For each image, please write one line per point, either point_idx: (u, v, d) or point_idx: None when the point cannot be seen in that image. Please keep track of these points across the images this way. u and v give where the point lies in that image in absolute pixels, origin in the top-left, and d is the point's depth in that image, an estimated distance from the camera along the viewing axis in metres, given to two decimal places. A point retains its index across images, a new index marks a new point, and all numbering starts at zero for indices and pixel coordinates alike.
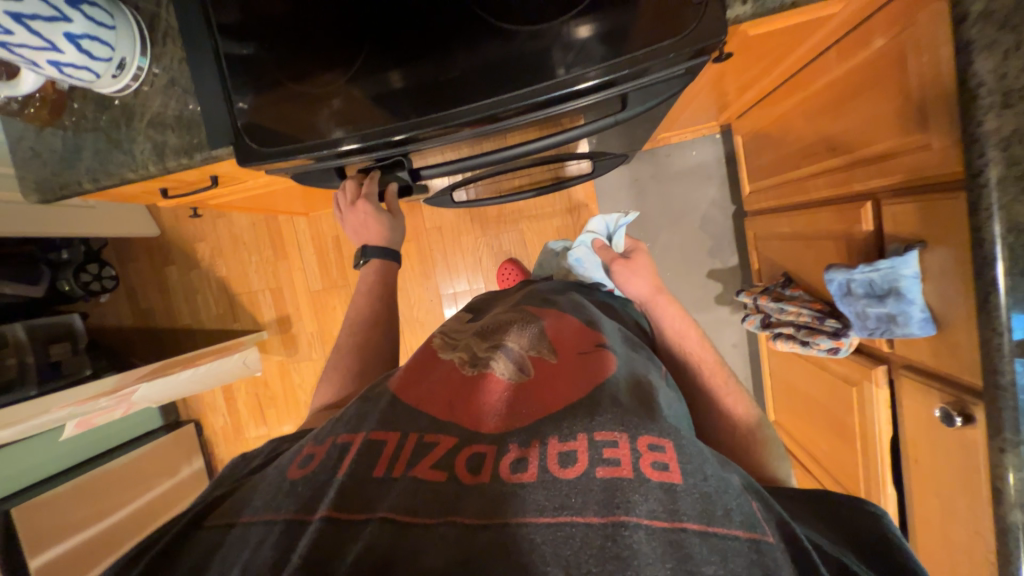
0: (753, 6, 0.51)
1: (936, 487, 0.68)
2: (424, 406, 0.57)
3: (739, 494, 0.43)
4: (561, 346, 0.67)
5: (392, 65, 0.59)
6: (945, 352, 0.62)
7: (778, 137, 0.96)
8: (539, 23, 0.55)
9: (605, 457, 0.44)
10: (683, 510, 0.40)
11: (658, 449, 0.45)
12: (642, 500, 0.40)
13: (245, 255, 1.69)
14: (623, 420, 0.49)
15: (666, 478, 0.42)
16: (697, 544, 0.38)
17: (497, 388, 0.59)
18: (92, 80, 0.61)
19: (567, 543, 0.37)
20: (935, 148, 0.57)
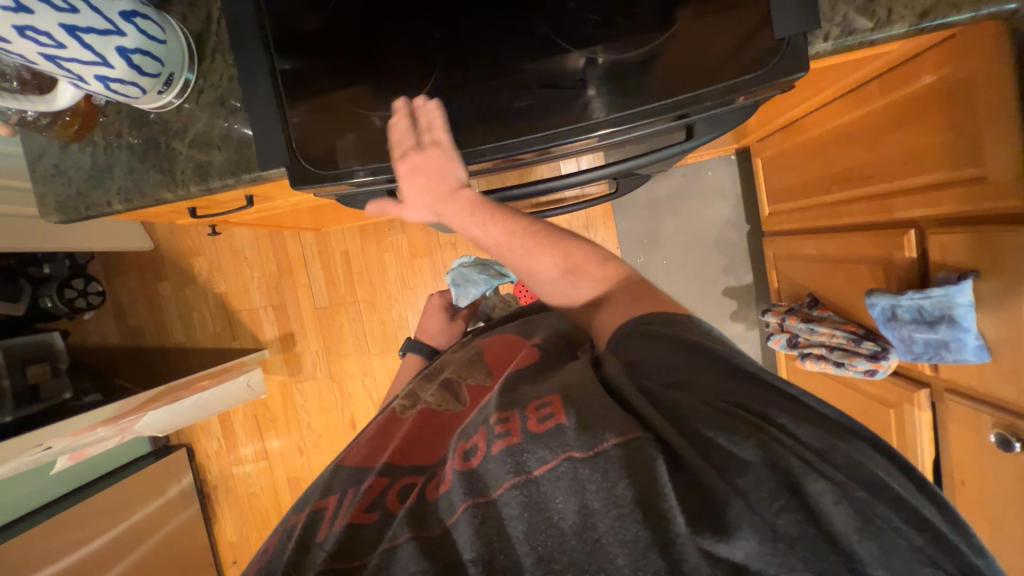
0: (835, 44, 0.52)
1: (984, 508, 0.70)
2: (363, 461, 0.61)
3: (612, 411, 0.46)
4: (496, 367, 0.75)
5: (463, 91, 0.58)
6: (998, 380, 0.63)
7: (805, 162, 0.99)
8: (622, 55, 0.55)
9: (499, 432, 0.48)
10: (568, 443, 0.43)
11: (545, 404, 0.49)
12: (532, 454, 0.44)
13: (246, 270, 1.62)
14: (517, 398, 0.52)
15: (551, 425, 0.46)
16: (581, 468, 0.41)
17: (432, 419, 0.66)
18: (137, 95, 0.57)
19: (471, 524, 0.42)
20: (991, 181, 0.60)
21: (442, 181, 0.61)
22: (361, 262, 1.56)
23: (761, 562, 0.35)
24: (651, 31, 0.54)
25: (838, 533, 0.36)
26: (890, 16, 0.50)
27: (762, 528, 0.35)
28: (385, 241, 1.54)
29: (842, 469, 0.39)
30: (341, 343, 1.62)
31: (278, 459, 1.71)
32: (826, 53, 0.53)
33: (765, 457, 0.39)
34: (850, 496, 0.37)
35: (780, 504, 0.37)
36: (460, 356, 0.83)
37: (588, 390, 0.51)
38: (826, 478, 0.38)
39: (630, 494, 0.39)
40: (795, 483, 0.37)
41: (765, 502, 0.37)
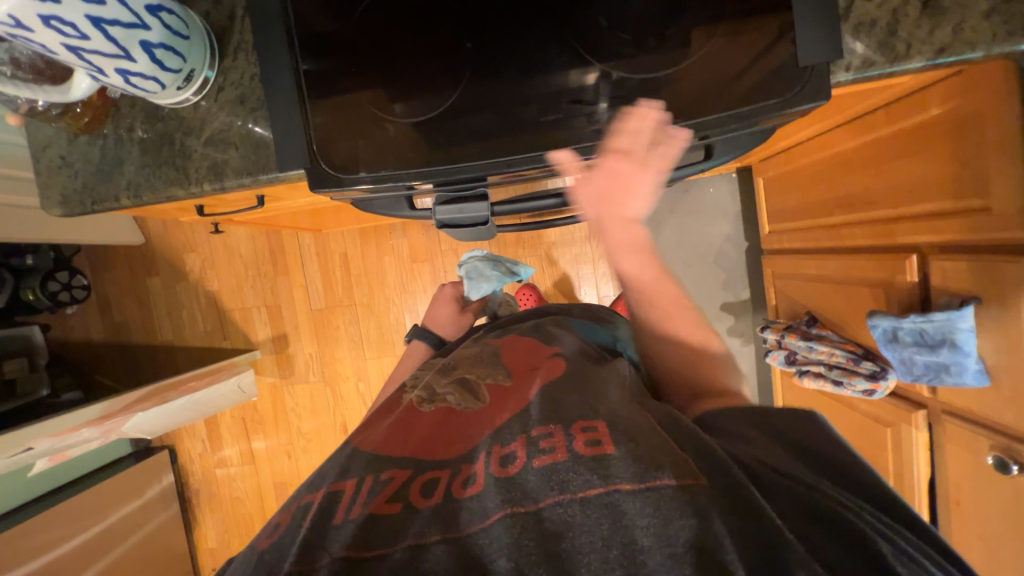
0: (856, 74, 0.53)
1: (979, 529, 0.71)
2: (382, 448, 0.65)
3: (664, 447, 0.52)
4: (516, 370, 0.78)
5: (490, 101, 0.58)
6: (996, 404, 0.65)
7: (808, 185, 1.01)
8: (649, 74, 0.56)
9: (542, 449, 0.55)
10: (618, 474, 0.48)
11: (591, 428, 0.56)
12: (577, 476, 0.50)
13: (241, 269, 1.59)
14: (560, 417, 0.59)
15: (599, 452, 0.52)
16: (631, 500, 0.46)
17: (453, 415, 0.71)
18: (157, 90, 0.56)
19: (508, 531, 0.46)
20: (996, 212, 0.62)
21: (621, 197, 0.66)
22: (360, 264, 1.55)
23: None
24: (678, 52, 0.55)
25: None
26: (909, 50, 0.52)
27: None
28: (386, 244, 1.53)
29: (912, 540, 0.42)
30: (336, 346, 1.59)
31: (266, 463, 1.66)
32: (846, 83, 0.55)
33: (834, 521, 0.42)
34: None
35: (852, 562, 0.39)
36: (476, 355, 0.86)
37: (632, 422, 0.56)
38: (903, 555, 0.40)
39: (687, 535, 0.42)
40: (868, 544, 0.40)
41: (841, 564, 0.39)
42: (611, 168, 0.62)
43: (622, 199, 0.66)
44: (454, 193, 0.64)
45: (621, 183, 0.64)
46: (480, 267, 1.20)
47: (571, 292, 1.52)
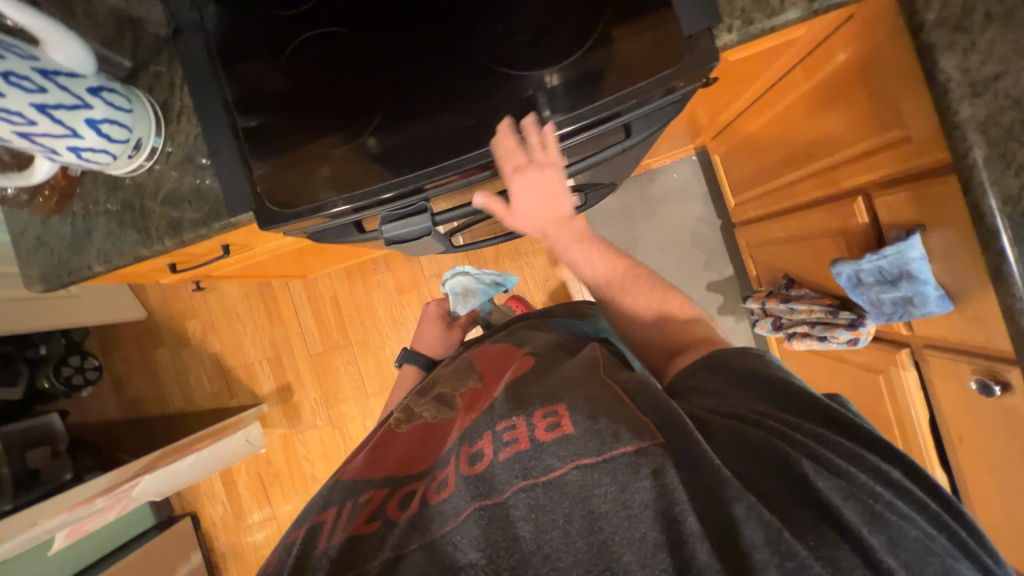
0: (739, 35, 0.56)
1: (986, 463, 0.68)
2: (359, 473, 0.66)
3: (623, 417, 0.53)
4: (487, 373, 0.81)
5: (403, 120, 0.61)
6: (966, 327, 0.65)
7: (756, 153, 1.04)
8: (547, 67, 0.59)
9: (506, 441, 0.55)
10: (577, 452, 0.49)
11: (550, 413, 0.56)
12: (539, 461, 0.50)
13: (239, 326, 1.64)
14: (522, 408, 0.59)
15: (559, 434, 0.52)
16: (588, 473, 0.47)
17: (430, 429, 0.73)
18: (111, 161, 0.62)
19: (477, 523, 0.47)
20: (915, 139, 0.63)
21: (552, 200, 0.71)
22: (351, 303, 1.59)
23: (772, 555, 0.39)
24: (575, 43, 0.58)
25: (852, 524, 0.41)
26: (783, 4, 0.56)
27: (770, 523, 0.41)
28: (371, 281, 1.58)
29: (860, 473, 0.46)
30: (338, 388, 1.61)
31: (286, 517, 1.66)
32: (733, 46, 0.58)
33: (784, 463, 0.46)
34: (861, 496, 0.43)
35: (796, 500, 0.44)
36: (452, 372, 0.89)
37: (597, 405, 0.55)
38: (834, 479, 0.45)
39: (642, 496, 0.45)
40: (806, 480, 0.45)
41: (779, 499, 0.44)
42: (524, 183, 0.65)
43: (552, 202, 0.71)
44: (396, 212, 0.67)
45: (545, 191, 0.69)
46: (459, 285, 1.24)
47: (559, 298, 1.54)
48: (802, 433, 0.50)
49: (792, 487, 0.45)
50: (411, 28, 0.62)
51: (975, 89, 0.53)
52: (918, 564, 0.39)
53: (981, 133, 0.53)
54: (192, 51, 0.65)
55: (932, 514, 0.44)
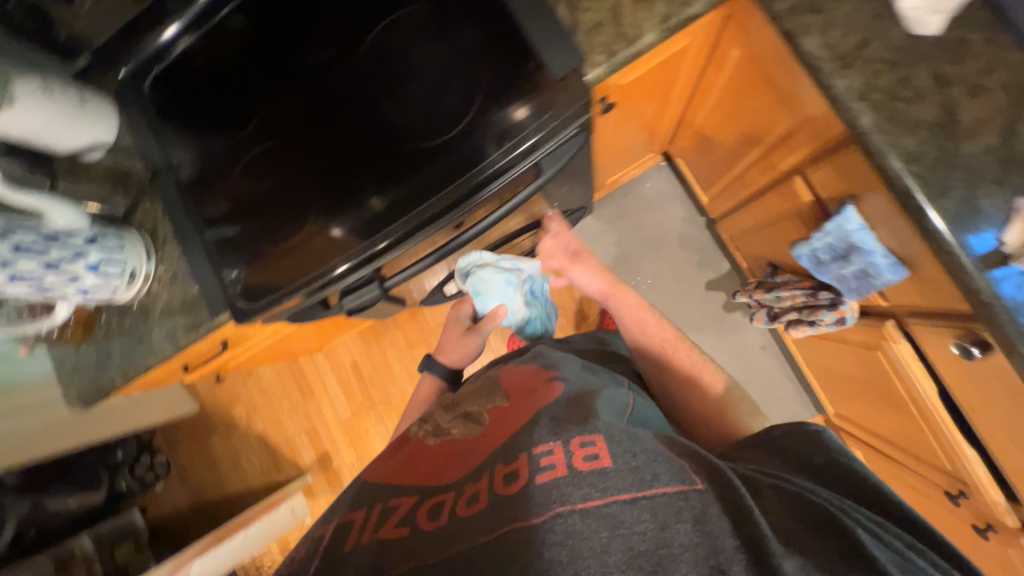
0: (605, 66, 0.61)
1: (1004, 433, 0.61)
2: (389, 481, 0.62)
3: (664, 457, 0.51)
4: (515, 391, 0.74)
5: (374, 190, 0.67)
6: (930, 289, 0.61)
7: (705, 150, 1.05)
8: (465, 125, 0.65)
9: (543, 465, 0.52)
10: (615, 486, 0.47)
11: (589, 441, 0.53)
12: (576, 489, 0.48)
13: (277, 405, 1.78)
14: (559, 430, 0.56)
15: (597, 466, 0.50)
16: (627, 509, 0.46)
17: (456, 444, 0.66)
18: (112, 291, 0.74)
19: (508, 545, 0.46)
20: (817, 115, 0.63)
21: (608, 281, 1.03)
22: (370, 366, 1.69)
23: None
24: (469, 104, 0.65)
25: None
26: (640, 31, 0.60)
27: None
28: (385, 341, 1.68)
29: (920, 561, 0.43)
30: (371, 448, 1.69)
31: None
32: (607, 78, 0.63)
33: (836, 531, 0.43)
34: None
35: (845, 565, 0.40)
36: (477, 388, 0.81)
37: (631, 438, 0.54)
38: (892, 561, 0.41)
39: (681, 537, 0.43)
40: (858, 549, 0.41)
41: (825, 558, 0.41)
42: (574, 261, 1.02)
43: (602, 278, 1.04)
44: (352, 284, 0.71)
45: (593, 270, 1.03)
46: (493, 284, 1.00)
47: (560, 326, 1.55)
48: (857, 512, 0.47)
49: (846, 557, 0.41)
50: (334, 126, 0.71)
51: (845, 60, 0.53)
52: None
53: (863, 100, 0.53)
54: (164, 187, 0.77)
55: None
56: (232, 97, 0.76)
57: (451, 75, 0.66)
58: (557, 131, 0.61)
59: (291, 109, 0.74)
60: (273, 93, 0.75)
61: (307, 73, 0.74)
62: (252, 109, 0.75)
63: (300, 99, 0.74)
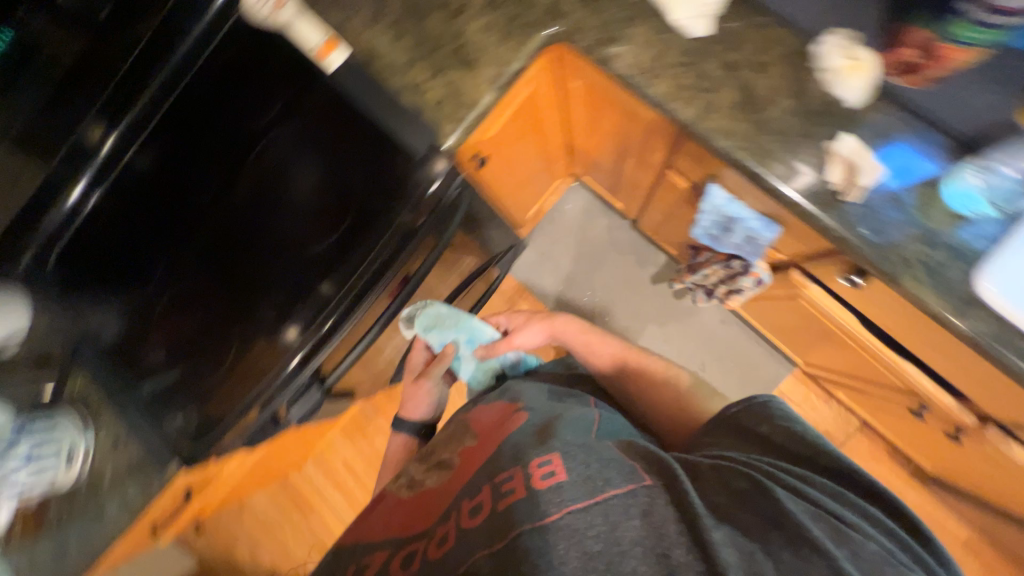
0: (460, 132, 0.67)
1: (918, 340, 0.65)
2: (363, 539, 0.64)
3: (614, 459, 0.51)
4: (482, 426, 0.67)
5: (320, 278, 0.68)
6: (803, 236, 0.66)
7: (597, 165, 1.13)
8: (389, 194, 0.69)
9: (503, 492, 0.52)
10: (568, 496, 0.47)
11: (546, 461, 0.52)
12: (529, 509, 0.48)
13: (278, 532, 1.68)
14: (519, 455, 0.55)
15: (553, 481, 0.49)
16: (579, 518, 0.45)
17: (426, 498, 0.62)
18: (49, 483, 0.73)
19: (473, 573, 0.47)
20: (654, 118, 0.70)
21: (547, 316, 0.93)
22: (362, 460, 1.64)
23: None
24: (392, 175, 0.69)
25: (837, 561, 0.39)
26: (479, 94, 0.67)
27: (750, 560, 0.40)
28: (370, 431, 1.64)
29: (858, 517, 0.44)
30: None
31: None
32: (466, 140, 0.69)
33: (774, 508, 0.43)
34: (859, 550, 0.40)
35: (778, 539, 0.41)
36: (451, 428, 0.73)
37: (591, 450, 0.53)
38: (830, 529, 0.42)
39: (631, 532, 0.44)
40: (793, 519, 0.42)
41: (763, 533, 0.42)
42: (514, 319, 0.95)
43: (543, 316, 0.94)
44: (304, 385, 0.69)
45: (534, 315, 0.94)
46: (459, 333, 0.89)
47: None
48: (800, 479, 0.48)
49: (782, 531, 0.41)
50: (248, 248, 0.73)
51: (650, 72, 0.61)
52: None
53: (678, 99, 0.59)
54: (87, 361, 0.76)
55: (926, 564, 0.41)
56: (139, 255, 0.76)
57: (347, 166, 0.71)
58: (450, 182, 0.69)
59: (198, 246, 0.75)
60: (175, 238, 0.76)
61: (205, 211, 0.75)
62: (159, 260, 0.76)
63: (206, 236, 0.75)
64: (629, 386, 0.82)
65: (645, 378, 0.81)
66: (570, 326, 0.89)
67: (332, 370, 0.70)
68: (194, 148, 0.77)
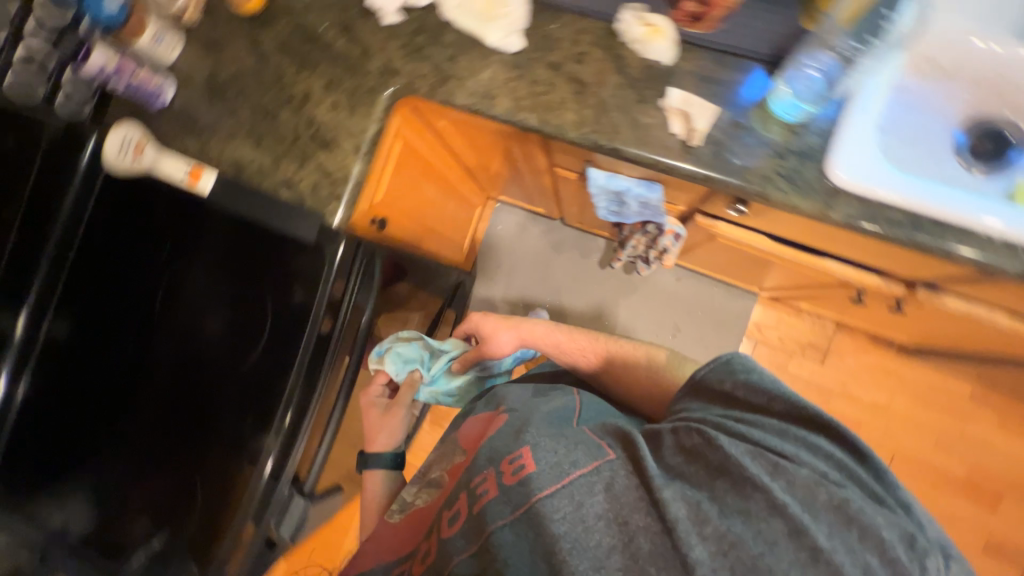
0: (344, 207, 0.70)
1: (818, 240, 0.69)
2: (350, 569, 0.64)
3: (579, 441, 0.53)
4: (467, 437, 0.66)
5: (280, 373, 0.68)
6: (683, 186, 0.70)
7: (501, 183, 1.17)
8: (308, 276, 0.69)
9: (478, 492, 0.53)
10: (536, 486, 0.49)
11: (516, 455, 0.53)
12: (501, 506, 0.50)
13: None
14: (493, 454, 0.55)
15: (523, 475, 0.50)
16: (546, 505, 0.47)
17: (421, 519, 0.61)
18: None
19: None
20: (515, 131, 0.74)
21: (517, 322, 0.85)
22: None
23: (701, 542, 0.42)
24: (303, 258, 0.70)
25: (791, 512, 0.42)
26: (348, 166, 0.70)
27: (705, 520, 0.43)
28: None
29: (809, 460, 0.47)
30: None
31: None
32: (354, 213, 0.71)
33: (729, 468, 0.46)
34: (809, 495, 0.44)
35: (731, 495, 0.45)
36: (438, 445, 0.72)
37: (555, 437, 0.53)
38: (781, 478, 0.45)
39: (597, 508, 0.46)
40: (748, 477, 0.45)
41: (718, 492, 0.45)
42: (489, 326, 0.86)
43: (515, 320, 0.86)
44: (294, 483, 0.70)
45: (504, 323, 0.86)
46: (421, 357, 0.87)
47: None
48: (758, 429, 0.50)
49: (733, 487, 0.45)
50: (191, 389, 0.71)
51: (488, 95, 0.64)
52: (846, 534, 0.42)
53: (522, 110, 0.63)
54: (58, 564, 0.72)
55: (871, 491, 0.45)
56: (81, 445, 0.72)
57: (260, 269, 0.71)
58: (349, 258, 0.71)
59: (141, 410, 0.72)
60: (116, 412, 0.72)
61: (143, 375, 0.72)
62: (106, 440, 0.72)
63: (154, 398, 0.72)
64: (604, 380, 0.78)
65: (612, 369, 0.77)
66: (543, 330, 0.83)
67: (312, 463, 0.71)
68: (105, 321, 0.73)
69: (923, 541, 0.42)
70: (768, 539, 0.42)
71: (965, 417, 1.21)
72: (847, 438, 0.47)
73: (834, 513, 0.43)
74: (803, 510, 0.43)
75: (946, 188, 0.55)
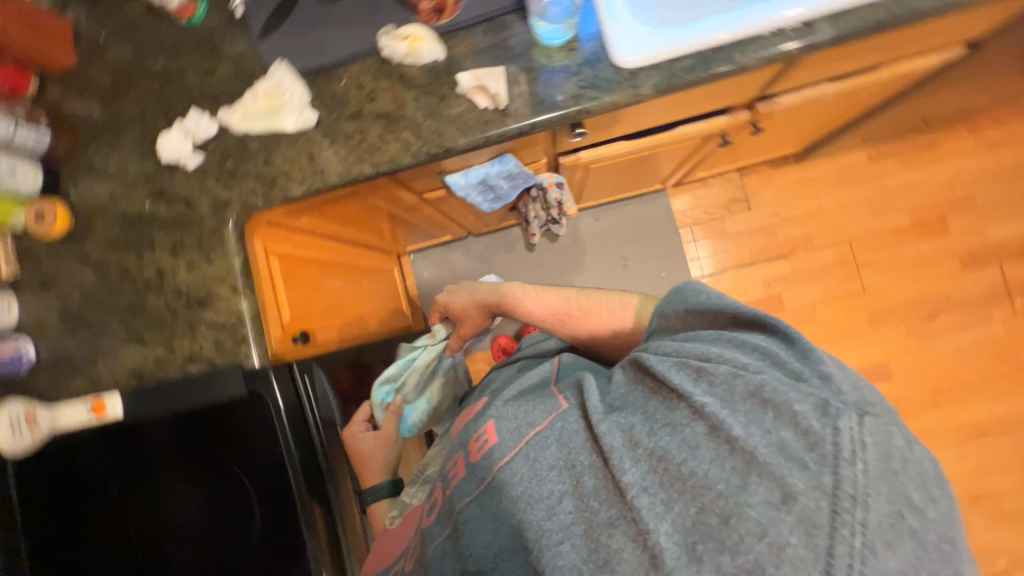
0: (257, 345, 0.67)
1: (660, 117, 0.75)
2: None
3: (539, 401, 0.57)
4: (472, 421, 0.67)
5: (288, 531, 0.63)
6: (530, 144, 0.73)
7: (399, 238, 1.18)
8: (247, 427, 0.64)
9: (450, 476, 0.59)
10: (496, 457, 0.54)
11: (481, 434, 0.58)
12: (468, 484, 0.56)
13: None
14: (463, 440, 0.62)
15: (485, 449, 0.56)
16: (502, 473, 0.52)
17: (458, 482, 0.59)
18: None
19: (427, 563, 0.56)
20: (368, 188, 0.75)
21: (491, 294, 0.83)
22: None
23: (628, 458, 0.46)
24: (243, 418, 0.65)
25: (699, 407, 0.44)
26: (237, 307, 0.68)
27: (633, 441, 0.47)
28: None
29: (741, 357, 0.46)
30: None
31: None
32: (270, 346, 0.69)
33: (656, 389, 0.50)
34: (729, 389, 0.44)
35: (657, 411, 0.49)
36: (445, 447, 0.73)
37: (518, 411, 0.57)
38: (701, 382, 0.46)
39: (547, 459, 0.51)
40: (668, 388, 0.48)
41: (650, 412, 0.49)
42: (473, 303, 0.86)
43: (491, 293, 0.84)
44: None
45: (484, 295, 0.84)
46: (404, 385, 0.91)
47: None
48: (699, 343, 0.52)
49: (660, 402, 0.49)
50: None
51: (320, 171, 0.66)
52: (762, 414, 0.41)
53: (354, 165, 0.65)
54: None
55: (790, 367, 0.44)
56: None
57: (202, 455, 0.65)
58: (287, 384, 0.68)
59: None
60: None
61: None
62: None
63: None
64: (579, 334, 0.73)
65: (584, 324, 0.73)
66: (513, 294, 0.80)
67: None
68: None
69: (836, 404, 0.39)
70: (687, 443, 0.44)
71: (878, 178, 1.32)
72: (769, 327, 0.47)
73: (750, 401, 0.42)
74: (718, 407, 0.44)
75: (733, 12, 0.61)
